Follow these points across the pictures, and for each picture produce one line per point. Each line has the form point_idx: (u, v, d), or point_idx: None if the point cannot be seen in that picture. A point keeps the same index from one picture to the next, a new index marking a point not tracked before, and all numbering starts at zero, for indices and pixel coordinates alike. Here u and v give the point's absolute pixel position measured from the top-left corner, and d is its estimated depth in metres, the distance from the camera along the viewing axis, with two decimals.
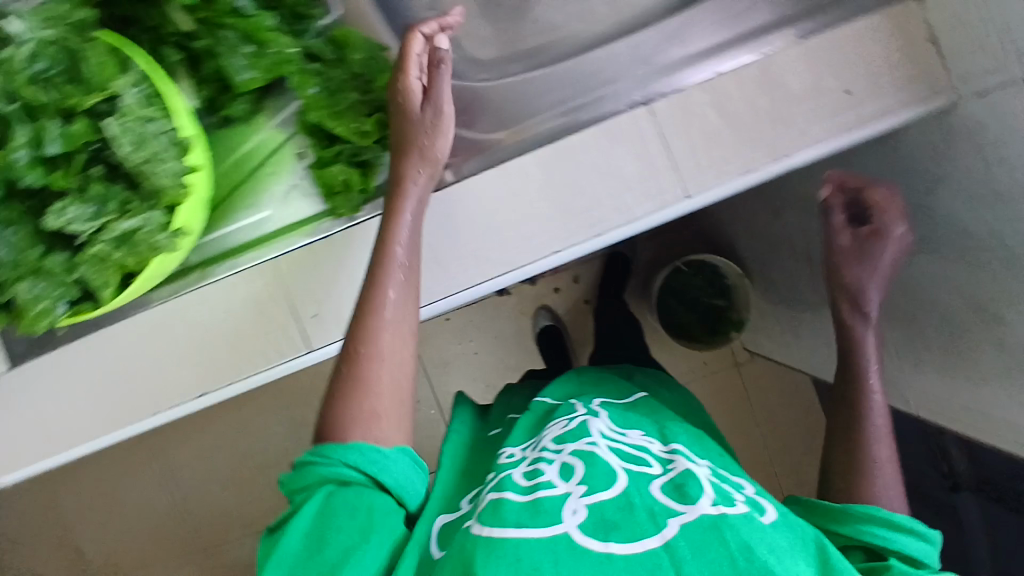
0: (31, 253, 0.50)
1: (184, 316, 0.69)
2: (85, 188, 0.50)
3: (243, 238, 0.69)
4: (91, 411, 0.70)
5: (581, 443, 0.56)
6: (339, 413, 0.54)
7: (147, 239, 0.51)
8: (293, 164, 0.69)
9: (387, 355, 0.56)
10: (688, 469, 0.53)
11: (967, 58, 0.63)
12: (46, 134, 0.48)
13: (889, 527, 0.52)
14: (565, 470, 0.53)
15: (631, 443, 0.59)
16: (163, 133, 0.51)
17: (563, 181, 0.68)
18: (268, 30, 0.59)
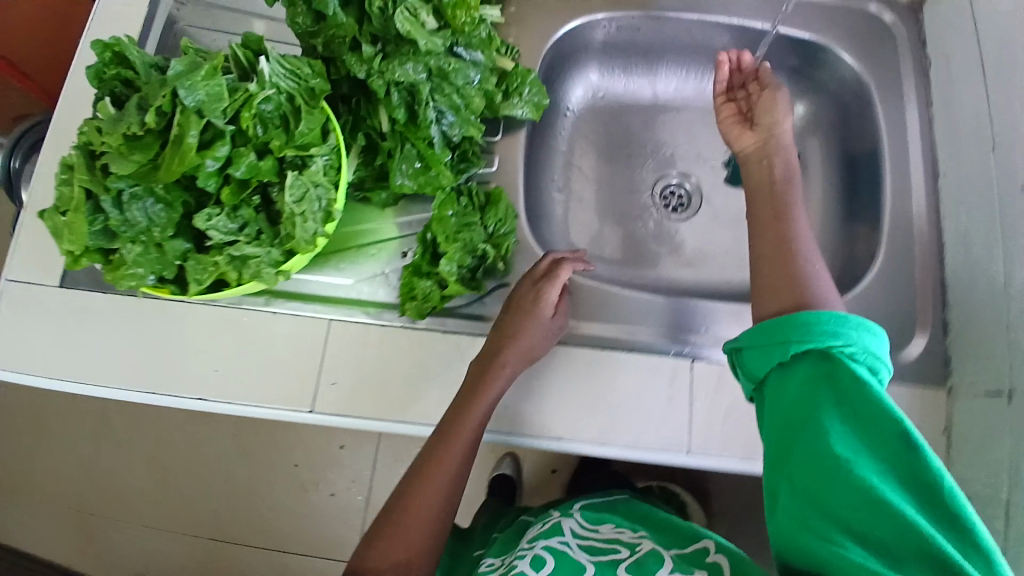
0: (165, 232, 0.59)
1: (228, 325, 0.75)
2: (240, 206, 0.59)
3: (320, 290, 0.77)
4: (107, 354, 0.74)
5: (551, 542, 0.71)
6: (428, 454, 0.68)
7: (260, 268, 0.61)
8: (394, 255, 0.78)
9: (478, 413, 0.68)
10: (652, 551, 0.68)
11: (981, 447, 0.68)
12: (240, 160, 0.57)
13: (817, 336, 0.52)
14: (536, 562, 0.67)
15: (602, 536, 0.74)
16: (320, 198, 0.63)
17: (643, 391, 0.75)
18: (440, 161, 0.71)
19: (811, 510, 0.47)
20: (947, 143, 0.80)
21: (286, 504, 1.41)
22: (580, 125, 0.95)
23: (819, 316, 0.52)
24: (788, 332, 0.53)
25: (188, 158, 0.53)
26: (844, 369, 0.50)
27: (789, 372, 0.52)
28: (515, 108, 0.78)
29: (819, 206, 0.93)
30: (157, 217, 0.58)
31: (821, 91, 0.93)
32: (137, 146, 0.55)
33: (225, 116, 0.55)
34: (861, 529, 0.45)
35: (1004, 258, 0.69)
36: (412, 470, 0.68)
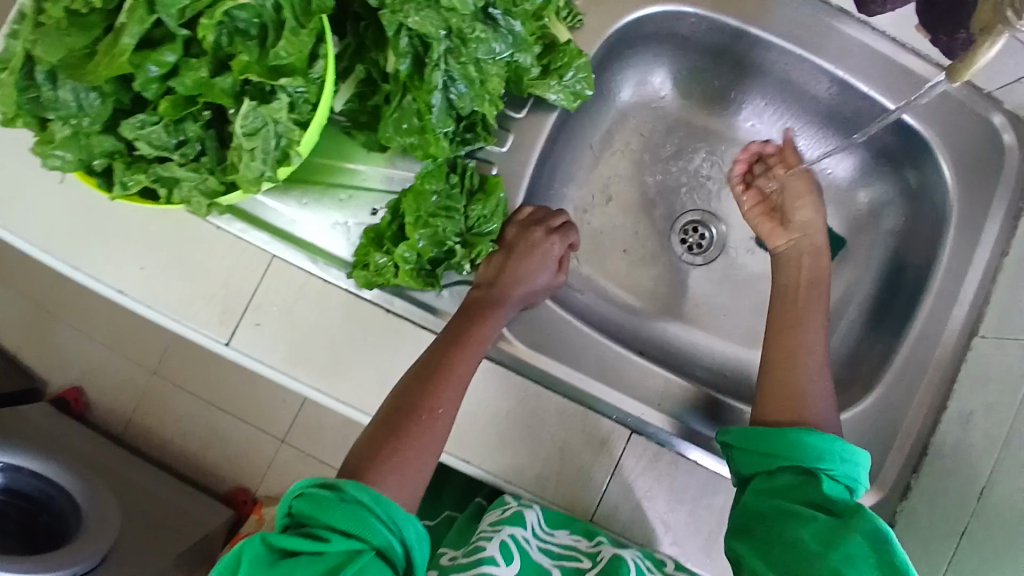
0: (94, 125, 0.56)
1: (167, 224, 0.70)
2: (184, 121, 0.55)
3: (273, 220, 0.69)
4: (40, 213, 0.70)
5: (516, 531, 0.69)
6: (402, 424, 0.60)
7: (188, 198, 0.58)
8: (364, 210, 0.70)
9: (457, 383, 0.62)
10: (614, 559, 0.65)
11: None
12: (186, 72, 0.52)
13: (814, 450, 0.60)
14: (506, 554, 0.68)
15: (559, 542, 0.71)
16: (280, 136, 0.56)
17: (574, 457, 0.69)
18: (436, 133, 0.61)
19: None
20: (1009, 299, 0.69)
21: (227, 370, 1.41)
22: (624, 126, 0.86)
23: (815, 432, 0.61)
24: (782, 446, 0.61)
25: (119, 61, 0.50)
26: (825, 484, 0.60)
27: (778, 479, 0.61)
28: (549, 93, 0.67)
29: (840, 308, 0.83)
30: (90, 106, 0.55)
31: (898, 188, 0.80)
32: (78, 25, 0.52)
33: (179, 17, 0.50)
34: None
35: (995, 462, 0.62)
36: (373, 440, 0.60)
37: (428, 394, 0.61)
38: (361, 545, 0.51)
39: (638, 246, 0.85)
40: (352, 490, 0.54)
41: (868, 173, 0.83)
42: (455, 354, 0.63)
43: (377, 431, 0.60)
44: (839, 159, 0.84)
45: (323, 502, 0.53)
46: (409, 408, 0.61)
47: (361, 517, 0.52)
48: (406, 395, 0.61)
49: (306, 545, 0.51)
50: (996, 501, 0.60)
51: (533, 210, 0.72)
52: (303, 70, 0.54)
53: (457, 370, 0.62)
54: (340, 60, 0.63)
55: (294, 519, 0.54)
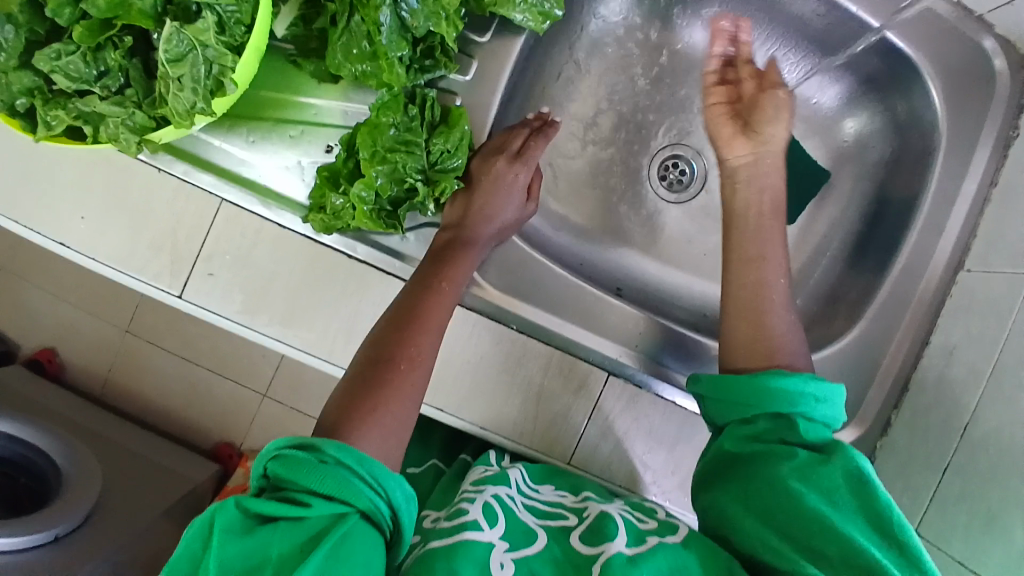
0: (11, 60, 0.49)
1: (106, 170, 0.64)
2: (103, 49, 0.50)
3: (222, 161, 0.65)
4: None
5: (500, 491, 0.65)
6: (383, 374, 0.55)
7: (114, 134, 0.52)
8: (317, 147, 0.65)
9: (435, 329, 0.58)
10: (604, 513, 0.62)
11: None
12: None
13: (788, 396, 0.57)
14: (489, 515, 0.61)
15: (544, 500, 0.67)
16: (211, 62, 0.50)
17: (550, 403, 0.67)
18: (390, 57, 0.56)
19: (768, 525, 0.55)
20: (999, 230, 0.66)
21: (198, 325, 1.36)
22: (599, 52, 0.79)
23: (789, 375, 0.57)
24: (756, 396, 0.58)
25: None
26: (802, 428, 0.57)
27: (755, 429, 0.58)
28: (514, 13, 0.60)
29: (822, 243, 0.80)
30: (5, 39, 0.49)
31: (885, 116, 0.76)
32: None
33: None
34: (814, 544, 0.52)
35: (977, 397, 0.61)
36: (351, 397, 0.54)
37: (404, 344, 0.56)
38: (346, 509, 0.47)
39: (615, 183, 0.81)
40: (332, 451, 0.49)
41: (855, 101, 0.78)
42: (431, 301, 0.59)
43: (354, 386, 0.54)
44: (825, 87, 0.79)
45: (302, 465, 0.48)
46: (388, 357, 0.56)
47: (344, 481, 0.48)
48: (381, 345, 0.56)
49: (285, 511, 0.46)
50: (978, 436, 0.60)
51: (513, 135, 0.67)
52: None
53: (433, 316, 0.58)
54: None
55: (271, 481, 0.49)
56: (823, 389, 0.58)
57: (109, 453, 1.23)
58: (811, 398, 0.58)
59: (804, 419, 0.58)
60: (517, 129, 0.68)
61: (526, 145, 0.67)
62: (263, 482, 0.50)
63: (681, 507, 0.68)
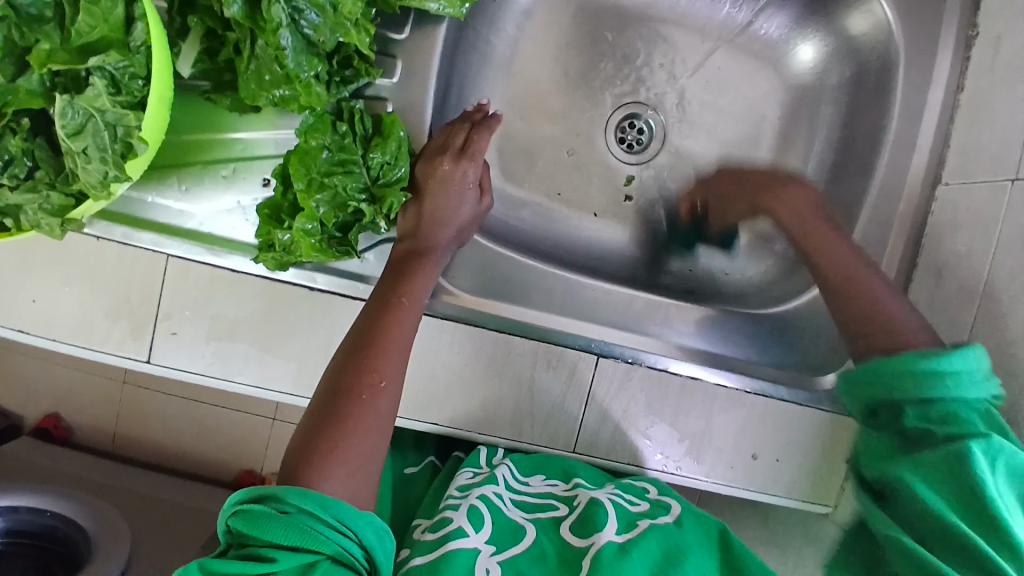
0: None
1: (39, 246, 0.61)
2: (2, 136, 0.46)
3: (159, 216, 0.62)
4: None
5: (488, 491, 0.62)
6: (344, 407, 0.52)
7: (33, 222, 0.48)
8: (253, 183, 0.61)
9: (397, 349, 0.56)
10: (593, 499, 0.62)
11: None
12: None
13: (923, 376, 0.56)
14: (475, 519, 0.59)
15: (535, 492, 0.65)
16: (114, 125, 0.46)
17: (542, 395, 0.66)
18: (303, 78, 0.53)
19: (901, 525, 0.56)
20: (974, 138, 0.63)
21: None
22: (533, 19, 0.75)
23: (942, 355, 0.55)
24: (892, 380, 0.57)
25: None
26: (939, 406, 0.56)
27: (909, 414, 0.57)
28: (429, 2, 0.57)
29: (794, 175, 0.77)
30: None
31: (839, 35, 0.72)
32: None
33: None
34: (942, 539, 0.53)
35: (973, 317, 0.59)
36: (311, 433, 0.51)
37: (363, 371, 0.54)
38: (314, 558, 0.46)
39: (574, 154, 0.78)
40: (293, 500, 0.47)
41: (807, 25, 0.74)
42: (385, 323, 0.56)
43: (314, 421, 0.52)
44: (771, 15, 0.75)
45: (262, 519, 0.47)
46: (348, 387, 0.53)
47: (309, 529, 0.46)
48: (341, 375, 0.54)
49: (250, 569, 0.45)
50: (977, 358, 0.58)
51: (456, 131, 0.63)
52: (121, 40, 0.46)
53: (388, 337, 0.56)
54: (173, 15, 0.54)
55: (235, 535, 0.48)
56: (956, 359, 0.55)
57: (133, 506, 1.23)
58: (945, 375, 0.55)
59: (919, 399, 0.56)
60: (459, 125, 0.64)
61: (470, 139, 0.63)
62: (228, 537, 0.49)
63: (694, 475, 0.68)
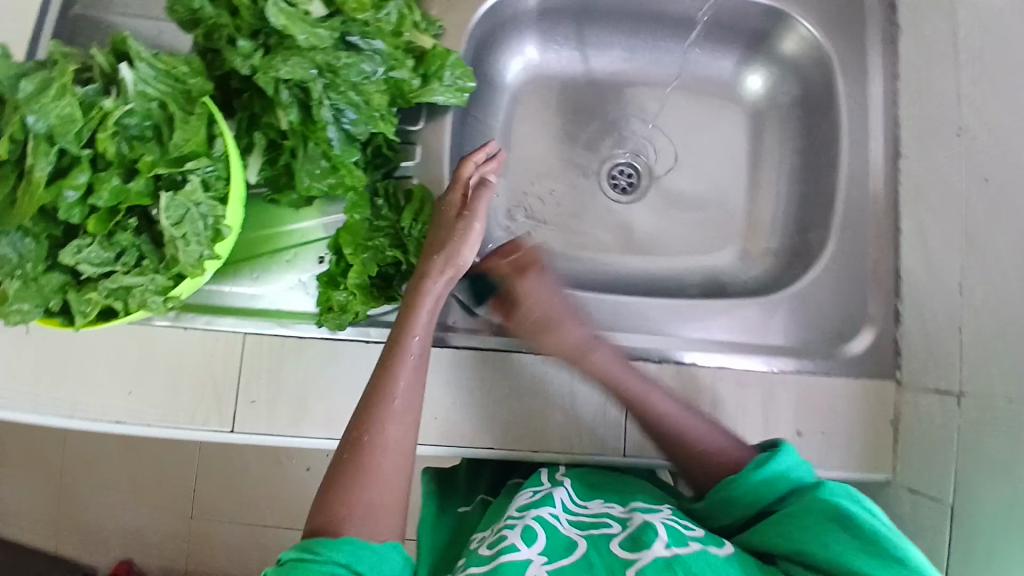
0: (37, 267, 0.57)
1: (139, 343, 0.72)
2: (115, 233, 0.58)
3: (236, 301, 0.73)
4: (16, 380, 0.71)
5: (542, 512, 0.61)
6: (356, 435, 0.59)
7: (145, 300, 0.59)
8: (311, 261, 0.73)
9: (409, 384, 0.62)
10: (648, 523, 0.58)
11: (940, 441, 0.65)
12: (101, 186, 0.55)
13: (754, 490, 0.60)
14: (527, 535, 0.57)
15: (592, 512, 0.64)
16: (206, 216, 0.60)
17: (588, 406, 0.71)
18: (347, 164, 0.66)
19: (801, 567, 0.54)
20: (914, 118, 0.73)
21: (238, 489, 1.28)
22: (522, 102, 0.89)
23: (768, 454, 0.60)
24: (732, 496, 0.60)
25: (36, 195, 0.53)
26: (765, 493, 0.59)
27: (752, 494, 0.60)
28: (435, 96, 0.71)
29: (772, 184, 0.87)
30: (28, 252, 0.57)
31: (780, 63, 0.85)
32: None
33: (79, 140, 0.54)
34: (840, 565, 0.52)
35: (960, 258, 0.65)
36: (337, 460, 0.58)
37: (383, 404, 0.60)
38: None
39: (576, 202, 0.89)
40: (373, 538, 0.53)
41: (751, 63, 0.88)
42: (391, 362, 0.63)
43: (341, 451, 0.59)
44: (719, 60, 0.89)
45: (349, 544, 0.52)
46: (359, 420, 0.60)
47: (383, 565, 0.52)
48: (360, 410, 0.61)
49: None
50: (973, 291, 0.63)
51: (463, 167, 0.73)
52: (205, 150, 0.59)
53: (398, 375, 0.62)
54: (241, 135, 0.68)
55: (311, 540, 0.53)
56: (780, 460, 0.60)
57: None
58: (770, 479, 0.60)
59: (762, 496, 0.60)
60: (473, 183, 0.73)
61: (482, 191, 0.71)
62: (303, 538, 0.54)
63: None
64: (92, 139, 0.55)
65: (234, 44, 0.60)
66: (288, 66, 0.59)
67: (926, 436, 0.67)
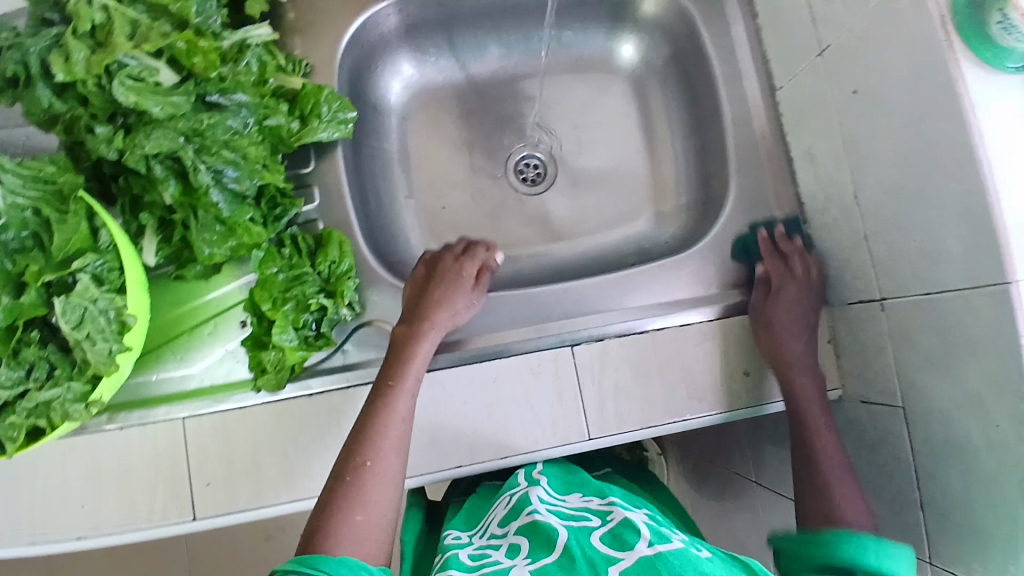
0: None
1: (76, 457, 0.68)
2: (20, 350, 0.56)
3: (166, 387, 0.70)
4: None
5: (521, 518, 0.63)
6: (332, 487, 0.58)
7: (64, 410, 0.56)
8: (234, 327, 0.71)
9: (389, 435, 0.61)
10: (627, 518, 0.60)
11: (876, 343, 0.68)
12: None
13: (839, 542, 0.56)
14: (510, 547, 0.59)
15: (572, 506, 0.66)
16: (107, 310, 0.57)
17: (543, 398, 0.72)
18: (243, 222, 0.65)
19: None
20: (778, 50, 0.77)
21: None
22: (411, 120, 0.89)
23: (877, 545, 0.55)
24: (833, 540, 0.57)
25: None
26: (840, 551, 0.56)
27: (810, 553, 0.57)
28: (318, 133, 0.71)
29: (670, 142, 0.89)
30: None
31: (646, 27, 0.88)
32: None
33: None
34: None
35: (849, 169, 0.68)
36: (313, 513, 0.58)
37: (362, 455, 0.60)
38: None
39: (491, 205, 0.89)
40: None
41: (620, 32, 0.90)
42: (371, 414, 0.62)
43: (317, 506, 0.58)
44: (589, 37, 0.91)
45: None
46: (338, 471, 0.59)
47: None
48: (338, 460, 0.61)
49: None
50: (867, 198, 0.66)
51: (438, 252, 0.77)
52: (92, 245, 0.57)
53: (382, 427, 0.61)
54: (130, 220, 0.66)
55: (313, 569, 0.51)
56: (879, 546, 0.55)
57: None
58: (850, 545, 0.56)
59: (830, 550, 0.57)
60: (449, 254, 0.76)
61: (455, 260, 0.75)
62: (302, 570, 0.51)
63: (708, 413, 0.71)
64: None
65: (91, 131, 0.58)
66: (153, 139, 0.57)
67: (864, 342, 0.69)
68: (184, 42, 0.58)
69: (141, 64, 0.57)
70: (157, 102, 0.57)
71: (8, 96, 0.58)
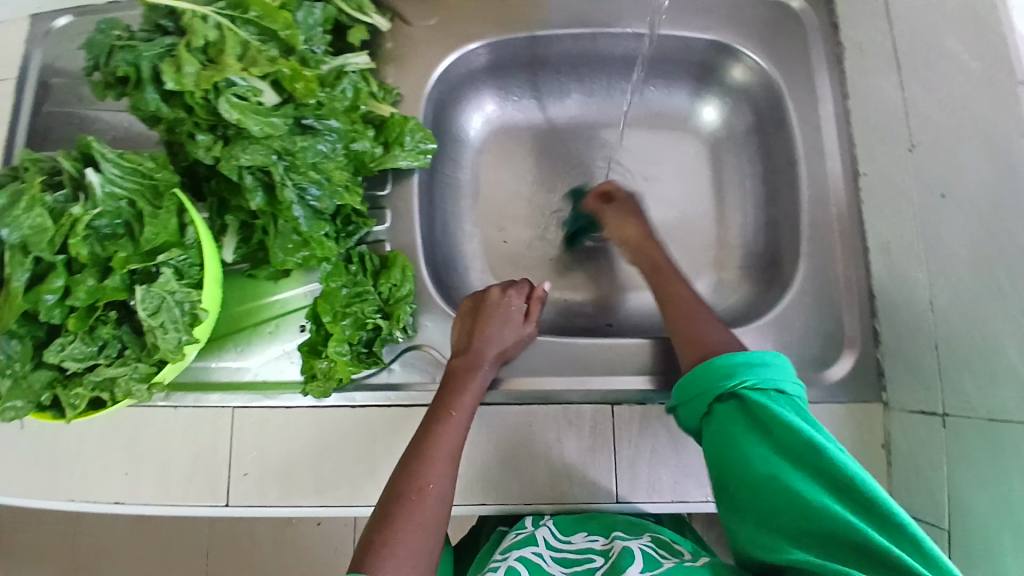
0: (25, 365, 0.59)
1: (132, 427, 0.73)
2: (96, 328, 0.60)
3: (222, 376, 0.75)
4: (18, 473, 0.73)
5: (525, 552, 0.65)
6: (393, 507, 0.60)
7: (127, 389, 0.61)
8: (292, 330, 0.75)
9: (443, 458, 0.63)
10: (624, 549, 0.61)
11: (931, 456, 0.64)
12: (77, 287, 0.58)
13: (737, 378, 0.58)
14: None
15: (575, 547, 0.66)
16: (182, 302, 0.62)
17: (573, 452, 0.72)
18: (317, 238, 0.68)
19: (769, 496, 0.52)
20: (866, 134, 0.75)
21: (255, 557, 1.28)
22: (486, 154, 0.92)
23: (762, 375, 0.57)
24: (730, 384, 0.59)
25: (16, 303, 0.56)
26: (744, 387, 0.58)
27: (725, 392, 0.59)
28: (398, 161, 0.74)
29: (741, 211, 0.88)
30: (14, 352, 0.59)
31: (733, 93, 0.88)
32: None
33: (53, 247, 0.57)
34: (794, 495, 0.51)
35: (924, 270, 0.66)
36: (370, 530, 0.59)
37: (418, 477, 0.62)
38: None
39: (551, 247, 0.91)
40: None
41: (705, 95, 0.90)
42: (426, 437, 0.65)
43: (374, 524, 0.59)
44: (673, 96, 0.92)
45: None
46: (400, 491, 0.61)
47: None
48: (395, 481, 0.62)
49: None
50: (940, 304, 0.63)
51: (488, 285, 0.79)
52: (178, 240, 0.62)
53: (435, 450, 0.64)
54: (214, 219, 0.71)
55: None
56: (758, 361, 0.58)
57: None
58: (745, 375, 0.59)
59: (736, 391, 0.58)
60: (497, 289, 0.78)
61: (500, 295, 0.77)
62: None
63: None
64: (65, 244, 0.58)
65: (195, 138, 0.63)
66: (250, 153, 0.62)
67: (918, 453, 0.66)
68: (290, 69, 0.62)
69: (248, 84, 0.62)
70: (257, 120, 0.62)
71: (119, 92, 0.63)
